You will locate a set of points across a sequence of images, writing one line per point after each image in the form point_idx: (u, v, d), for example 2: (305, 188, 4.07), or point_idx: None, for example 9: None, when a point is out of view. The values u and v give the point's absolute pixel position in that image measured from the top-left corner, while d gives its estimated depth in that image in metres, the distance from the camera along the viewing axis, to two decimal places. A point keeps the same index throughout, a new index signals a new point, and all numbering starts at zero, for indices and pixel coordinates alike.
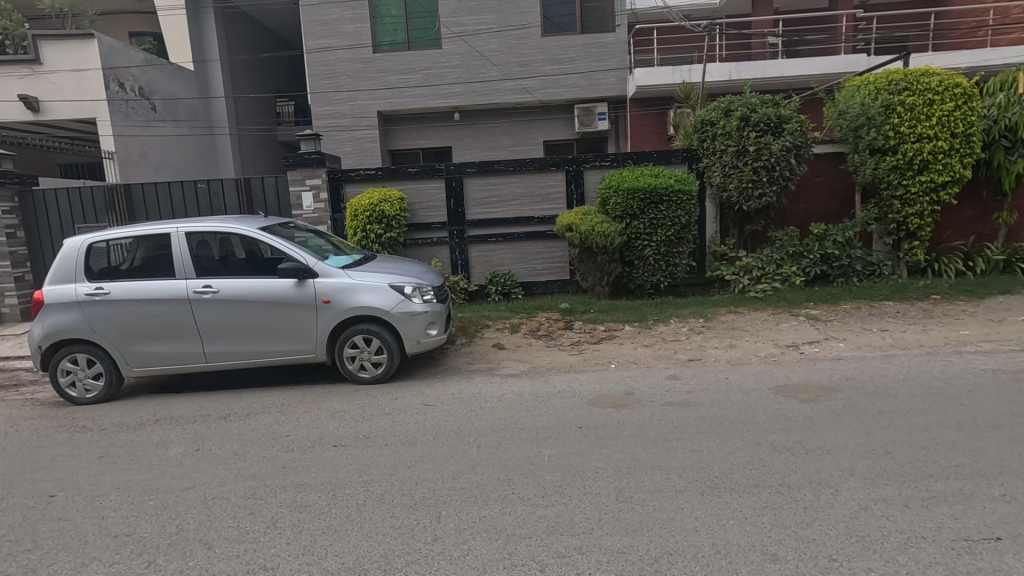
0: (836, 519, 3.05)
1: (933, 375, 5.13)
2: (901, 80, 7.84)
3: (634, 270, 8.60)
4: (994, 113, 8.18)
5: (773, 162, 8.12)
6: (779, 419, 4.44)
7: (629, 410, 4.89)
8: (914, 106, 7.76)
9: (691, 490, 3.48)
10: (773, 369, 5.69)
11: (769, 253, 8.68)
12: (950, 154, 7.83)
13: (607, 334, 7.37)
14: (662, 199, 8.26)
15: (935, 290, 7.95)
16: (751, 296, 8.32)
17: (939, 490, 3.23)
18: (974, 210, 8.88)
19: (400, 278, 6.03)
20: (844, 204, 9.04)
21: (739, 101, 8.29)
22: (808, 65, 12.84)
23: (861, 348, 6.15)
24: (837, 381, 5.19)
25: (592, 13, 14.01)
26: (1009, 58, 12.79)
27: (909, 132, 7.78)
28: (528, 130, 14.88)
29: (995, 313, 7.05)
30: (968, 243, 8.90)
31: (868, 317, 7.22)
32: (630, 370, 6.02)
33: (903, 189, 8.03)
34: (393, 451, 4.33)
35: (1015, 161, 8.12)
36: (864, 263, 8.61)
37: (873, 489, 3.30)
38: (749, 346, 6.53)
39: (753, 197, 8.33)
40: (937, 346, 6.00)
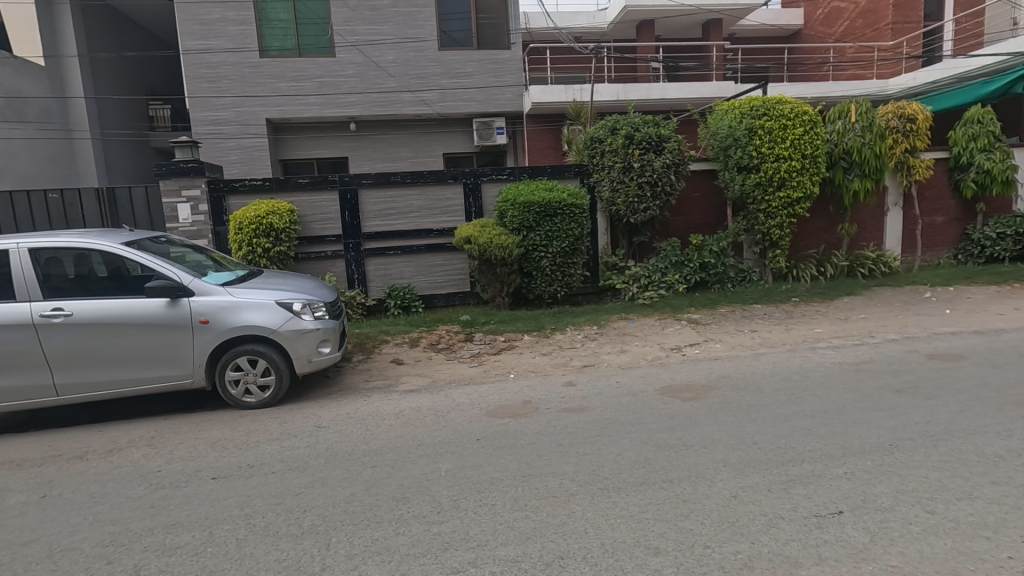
0: (710, 509, 3.29)
1: (792, 370, 5.73)
2: (760, 106, 8.75)
3: (533, 281, 8.81)
4: (835, 138, 9.42)
5: (655, 178, 8.71)
6: (663, 417, 4.74)
7: (526, 419, 4.98)
8: (771, 130, 8.69)
9: (582, 492, 3.61)
10: (659, 371, 6.09)
11: (655, 262, 9.29)
12: (802, 172, 8.85)
13: (507, 344, 7.47)
14: (556, 212, 8.55)
15: (795, 293, 8.94)
16: (640, 303, 8.88)
17: (796, 474, 3.61)
18: (824, 222, 10.11)
19: (289, 294, 5.73)
20: (718, 217, 9.91)
21: (623, 120, 8.83)
22: (685, 89, 14.00)
23: (735, 349, 6.73)
24: (715, 379, 5.63)
25: (488, 30, 14.31)
26: (848, 91, 14.67)
27: (768, 153, 8.69)
28: (427, 142, 14.82)
29: (842, 312, 8.06)
30: (820, 250, 10.10)
31: (741, 319, 7.94)
32: (528, 379, 6.15)
33: (766, 204, 8.95)
34: (280, 479, 4.07)
35: (853, 181, 9.38)
36: (737, 270, 9.49)
37: (741, 477, 3.62)
38: (638, 350, 6.93)
39: (638, 211, 8.90)
40: (796, 344, 6.72)
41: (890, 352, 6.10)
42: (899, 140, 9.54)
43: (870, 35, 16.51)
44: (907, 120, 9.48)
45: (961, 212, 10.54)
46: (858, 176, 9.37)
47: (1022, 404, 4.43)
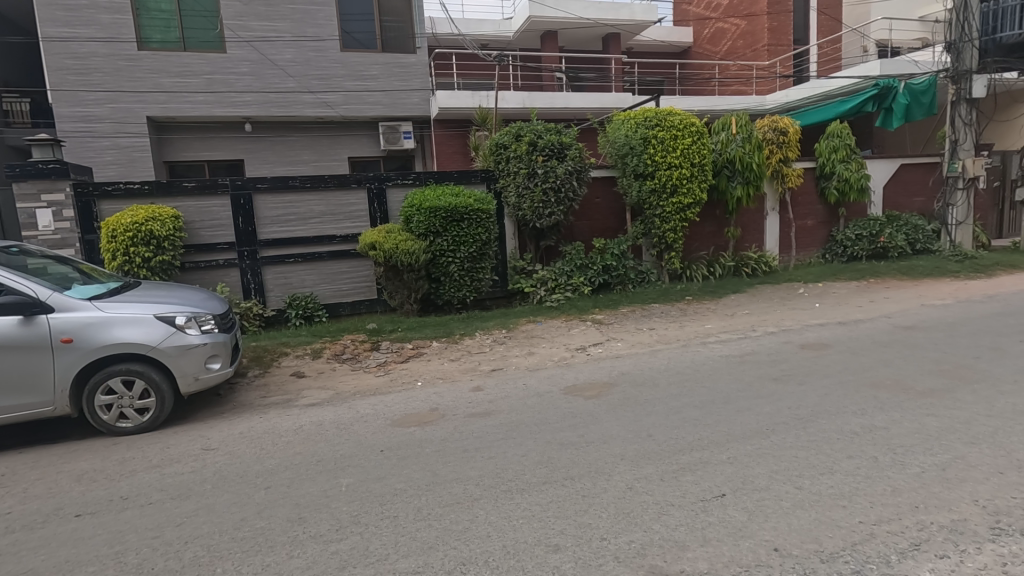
0: (607, 502, 3.42)
1: (685, 364, 6.10)
2: (653, 117, 9.30)
3: (441, 286, 8.75)
4: (719, 148, 10.20)
5: (558, 185, 8.97)
6: (566, 417, 4.86)
7: (432, 427, 4.91)
8: (664, 140, 9.26)
9: (486, 496, 3.61)
10: (564, 371, 6.25)
11: (561, 266, 9.57)
12: (692, 180, 9.49)
13: (415, 351, 7.36)
14: (463, 217, 8.53)
15: (689, 292, 9.56)
16: (548, 305, 9.08)
17: (685, 462, 3.84)
18: (713, 225, 10.92)
19: (171, 307, 5.26)
20: (619, 221, 10.38)
21: (526, 127, 9.01)
22: (587, 99, 14.55)
23: (635, 346, 7.06)
24: (616, 376, 5.88)
25: (392, 32, 14.06)
26: (731, 105, 15.94)
27: (662, 161, 9.25)
28: (331, 146, 14.27)
29: (730, 309, 8.71)
30: (709, 252, 10.90)
31: (640, 318, 8.36)
32: (436, 386, 6.07)
33: (660, 209, 9.51)
34: (159, 510, 3.72)
35: (736, 187, 10.20)
36: (637, 272, 9.98)
37: (636, 469, 3.79)
38: (545, 351, 7.10)
39: (544, 216, 9.12)
40: (690, 339, 7.18)
41: (769, 344, 6.67)
42: (774, 150, 10.52)
43: (749, 54, 18.09)
44: (780, 133, 10.48)
45: (827, 216, 11.78)
46: (740, 183, 10.21)
47: (875, 385, 5.02)
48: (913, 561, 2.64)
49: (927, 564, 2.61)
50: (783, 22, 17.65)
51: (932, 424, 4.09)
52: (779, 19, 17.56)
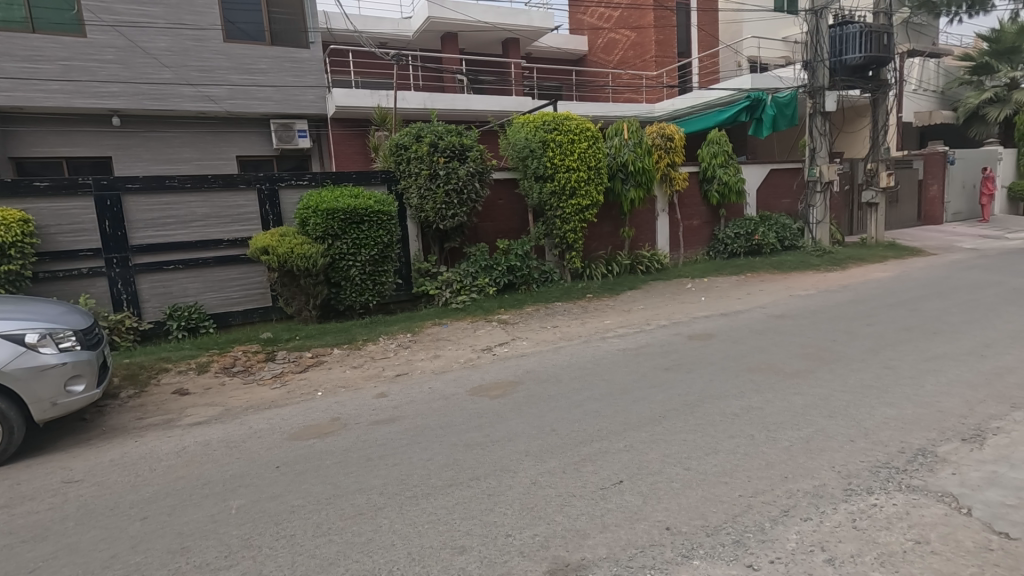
0: (512, 498, 3.47)
1: (585, 360, 6.34)
2: (551, 121, 9.58)
3: (342, 291, 8.42)
4: (613, 152, 10.72)
5: (461, 186, 8.96)
6: (472, 417, 4.87)
7: (333, 438, 4.71)
8: (561, 143, 9.57)
9: (390, 504, 3.52)
10: (470, 372, 6.26)
11: (465, 267, 9.57)
12: (589, 182, 9.91)
13: (314, 360, 7.01)
14: (363, 219, 8.25)
15: (589, 290, 9.97)
16: (453, 307, 9.05)
17: (585, 453, 3.99)
18: (610, 226, 11.46)
19: (20, 324, 4.61)
20: (522, 222, 10.56)
21: (427, 128, 8.94)
22: (488, 101, 14.67)
23: (539, 344, 7.24)
24: (521, 375, 5.99)
25: (282, 25, 13.30)
26: (624, 112, 16.78)
27: (560, 164, 9.56)
28: (216, 143, 13.15)
29: (627, 304, 9.20)
30: (607, 251, 11.43)
31: (543, 317, 8.58)
32: (337, 395, 5.83)
33: (561, 210, 9.83)
34: (7, 556, 3.24)
35: (630, 190, 10.78)
36: (541, 271, 10.22)
37: (540, 463, 3.88)
38: (451, 353, 7.06)
39: (447, 217, 9.07)
40: (590, 335, 7.48)
41: (662, 336, 7.12)
42: (662, 155, 11.25)
43: (639, 65, 19.13)
44: (667, 139, 11.23)
45: (710, 217, 12.79)
46: (633, 186, 10.80)
47: (752, 369, 5.52)
48: (783, 526, 2.93)
49: (794, 527, 2.91)
50: (668, 36, 18.88)
51: (798, 401, 4.58)
52: (664, 32, 18.73)
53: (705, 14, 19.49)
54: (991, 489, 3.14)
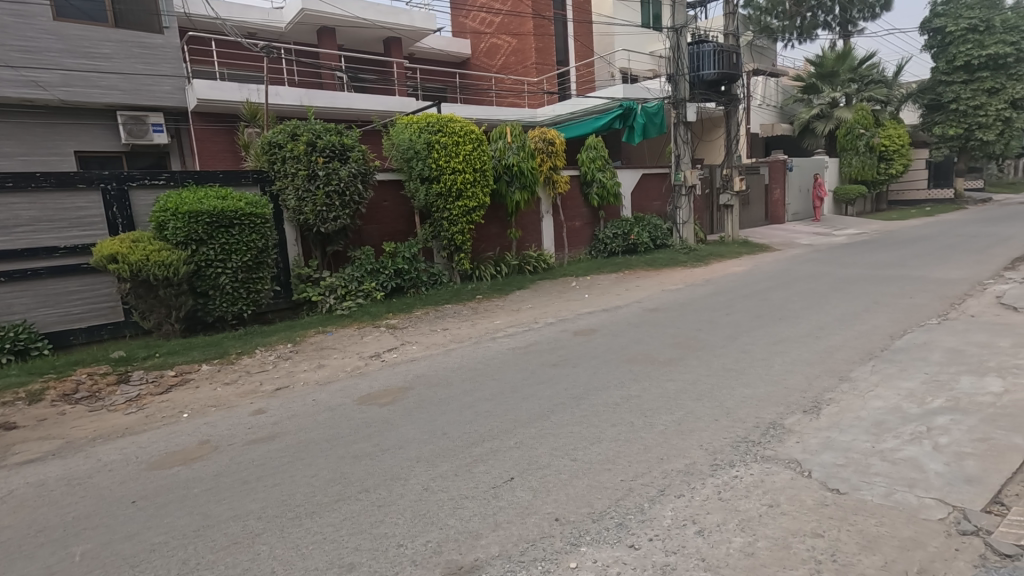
0: (404, 506, 3.38)
1: (476, 361, 6.37)
2: (435, 122, 9.52)
3: (211, 301, 7.70)
4: (498, 155, 10.91)
5: (342, 187, 8.59)
6: (359, 427, 4.69)
7: (202, 463, 4.28)
8: (446, 145, 9.54)
9: (271, 528, 3.27)
10: (357, 381, 6.01)
11: (350, 271, 9.18)
12: (475, 184, 9.99)
13: (178, 379, 6.33)
14: (232, 223, 7.60)
15: (479, 291, 10.06)
16: (338, 314, 8.65)
17: (477, 453, 4.00)
18: (497, 227, 11.65)
19: None
20: (408, 224, 10.36)
21: (303, 126, 8.46)
22: (370, 100, 14.23)
23: (429, 348, 7.14)
24: (410, 380, 5.86)
25: (128, 6, 11.89)
26: (508, 116, 17.12)
27: (446, 166, 9.53)
28: (47, 136, 11.38)
29: (515, 304, 9.41)
30: (495, 252, 11.61)
31: (434, 320, 8.50)
32: (206, 415, 5.31)
33: (448, 212, 9.82)
34: None
35: (515, 192, 11.02)
36: (430, 274, 10.11)
37: (431, 468, 3.83)
38: (337, 362, 6.74)
39: (328, 220, 8.64)
40: (481, 335, 7.54)
41: (549, 333, 7.36)
42: (545, 159, 11.66)
43: (520, 71, 19.63)
44: (549, 143, 11.64)
45: (590, 218, 13.48)
46: (518, 188, 11.05)
47: (630, 360, 5.89)
48: (660, 505, 3.15)
49: (669, 504, 3.14)
50: (547, 44, 19.59)
51: (670, 387, 4.97)
52: (543, 40, 19.41)
53: (580, 25, 20.50)
54: (826, 451, 3.62)
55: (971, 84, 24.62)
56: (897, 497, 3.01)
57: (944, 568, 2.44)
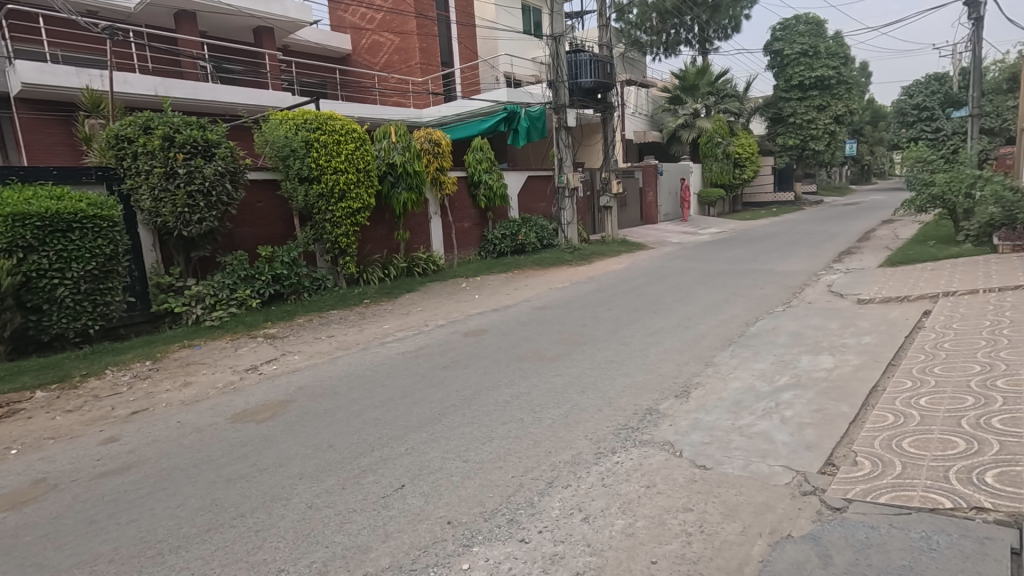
0: (285, 528, 3.17)
1: (363, 368, 6.14)
2: (313, 120, 9.05)
3: (46, 317, 6.65)
4: (382, 155, 10.60)
5: (208, 187, 7.87)
6: (234, 447, 4.32)
7: (36, 505, 3.68)
8: (326, 144, 9.12)
9: (125, 571, 2.90)
10: (231, 398, 5.53)
11: (220, 279, 8.42)
12: (359, 185, 9.65)
13: (4, 409, 5.40)
14: (72, 226, 6.64)
15: (366, 295, 9.73)
16: (207, 325, 7.90)
17: (365, 464, 3.86)
18: (384, 229, 11.35)
19: None
20: (287, 227, 9.74)
21: (158, 119, 7.64)
22: (240, 93, 13.18)
23: (312, 357, 6.76)
24: (292, 393, 5.50)
25: None
26: (392, 116, 16.73)
27: (327, 165, 9.11)
28: None
29: (405, 307, 9.21)
30: (383, 255, 11.29)
31: (318, 327, 8.08)
32: (43, 449, 4.59)
33: (330, 214, 9.37)
34: None
35: (401, 193, 10.80)
36: (312, 279, 9.59)
37: (316, 484, 3.62)
38: (207, 378, 6.14)
39: (191, 222, 7.86)
40: (369, 341, 7.30)
41: (439, 335, 7.32)
42: (431, 160, 11.57)
43: (404, 70, 19.27)
44: (434, 144, 11.57)
45: (479, 219, 13.59)
46: (404, 189, 10.84)
47: (520, 358, 6.02)
48: (548, 497, 3.24)
49: (557, 496, 3.24)
50: (430, 44, 19.38)
51: (556, 382, 5.16)
52: (427, 40, 19.18)
53: (464, 28, 20.56)
54: (694, 431, 3.96)
55: (804, 101, 28.34)
56: (752, 468, 3.36)
57: (790, 525, 2.76)
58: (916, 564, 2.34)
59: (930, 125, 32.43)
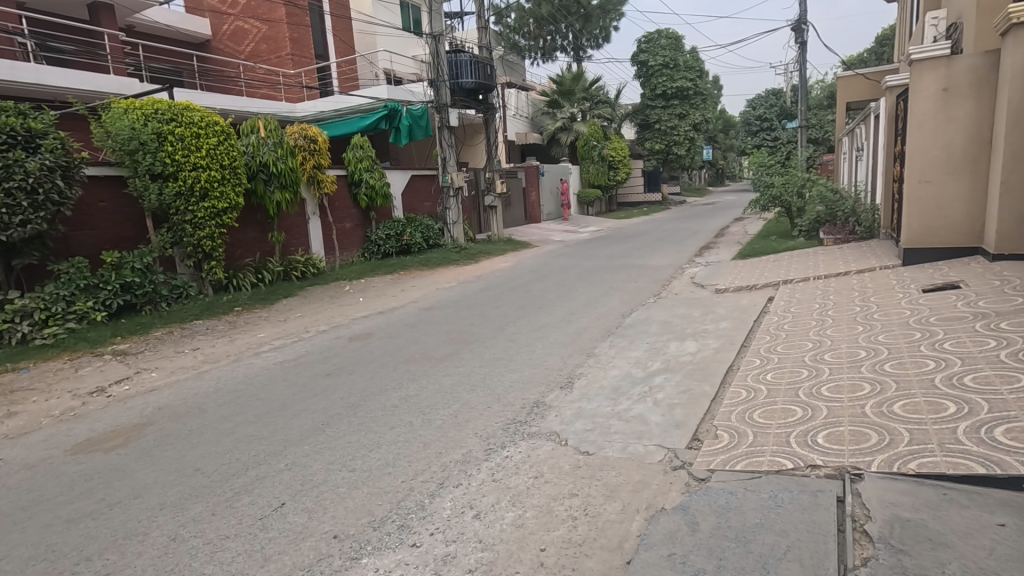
0: (143, 566, 2.82)
1: (235, 381, 5.64)
2: (166, 110, 8.16)
3: None
4: (250, 151, 9.81)
5: (32, 184, 6.76)
6: (75, 483, 3.76)
7: None
8: (183, 137, 8.26)
9: None
10: (72, 426, 4.81)
11: (53, 289, 7.26)
12: (223, 183, 8.85)
13: None
14: None
15: (237, 303, 8.99)
16: (38, 344, 6.79)
17: (240, 485, 3.55)
18: (255, 231, 10.52)
19: None
20: (137, 229, 8.66)
21: None
22: (73, 78, 11.54)
23: (173, 373, 6.09)
24: (150, 414, 4.91)
25: None
26: (261, 110, 15.56)
27: (184, 161, 8.26)
28: None
29: (282, 314, 8.62)
30: (255, 258, 10.46)
31: (180, 340, 7.31)
32: None
33: (191, 214, 8.50)
34: None
35: (274, 192, 10.10)
36: (170, 287, 8.63)
37: (181, 513, 3.27)
38: (38, 407, 5.26)
39: (12, 225, 6.70)
40: (241, 352, 6.72)
41: (321, 342, 6.95)
42: (306, 157, 10.96)
43: (274, 61, 18.06)
44: (310, 141, 10.99)
45: (361, 219, 13.12)
46: (277, 188, 10.15)
47: (407, 360, 5.89)
48: (439, 499, 3.21)
49: (449, 496, 3.23)
50: (302, 35, 18.32)
51: (446, 382, 5.13)
52: (298, 31, 18.11)
53: (339, 20, 19.69)
54: (578, 419, 4.14)
55: (667, 109, 30.81)
56: (630, 449, 3.60)
57: (663, 499, 2.99)
58: (766, 521, 2.64)
59: (770, 134, 36.82)
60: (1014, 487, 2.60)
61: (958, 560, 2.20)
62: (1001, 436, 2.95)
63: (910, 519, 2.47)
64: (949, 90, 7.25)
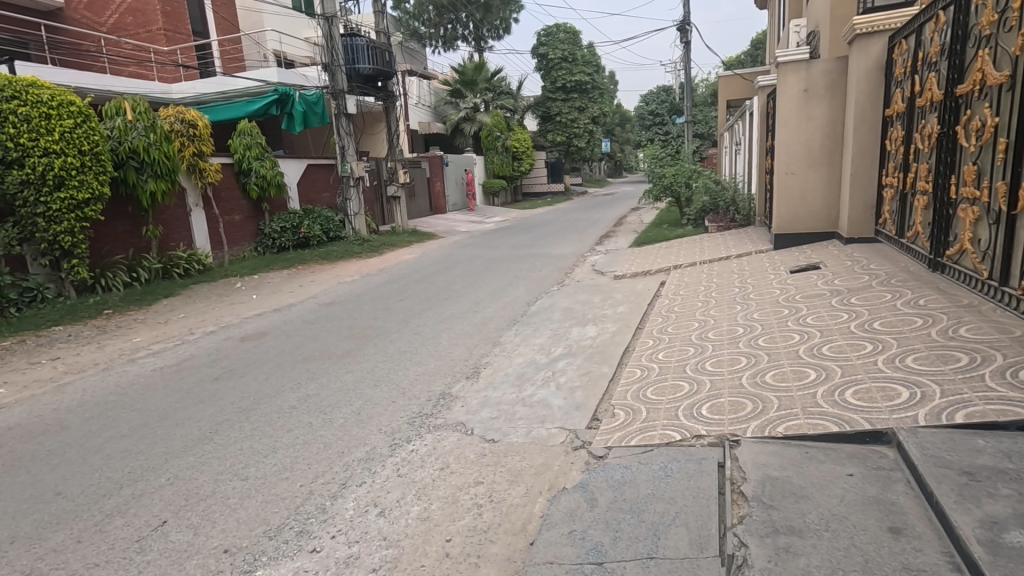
0: None
1: (108, 392, 5.09)
2: (5, 87, 7.12)
3: None
4: (116, 135, 8.77)
5: None
6: None
7: None
8: (28, 118, 7.24)
9: None
10: None
11: None
12: (82, 170, 7.85)
13: None
14: None
15: (107, 305, 8.08)
16: None
17: (112, 506, 3.20)
18: (126, 225, 9.49)
19: None
20: None
21: None
22: None
23: (26, 388, 5.33)
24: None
25: None
26: (128, 89, 13.95)
27: (32, 145, 7.24)
28: None
29: (162, 316, 7.88)
30: (128, 255, 9.45)
31: (35, 349, 6.43)
32: None
33: (44, 206, 7.48)
34: None
35: (147, 181, 9.14)
36: (20, 289, 7.60)
37: (37, 545, 2.89)
38: None
39: None
40: (112, 360, 6.04)
41: (208, 344, 6.42)
42: (185, 143, 9.99)
43: (143, 35, 16.28)
44: (188, 125, 10.02)
45: (252, 211, 12.26)
46: (151, 177, 9.20)
47: (306, 359, 5.60)
48: (341, 500, 3.09)
49: (351, 496, 3.12)
50: (177, 8, 16.64)
51: (347, 379, 4.95)
52: (172, 3, 16.41)
53: None
54: (483, 408, 4.17)
55: (567, 102, 31.71)
56: (534, 433, 3.69)
57: (565, 479, 3.10)
58: (657, 491, 2.81)
59: (661, 129, 39.12)
60: (860, 440, 2.96)
61: (816, 509, 2.47)
62: (851, 398, 3.35)
63: (778, 476, 2.74)
64: (809, 91, 8.07)
